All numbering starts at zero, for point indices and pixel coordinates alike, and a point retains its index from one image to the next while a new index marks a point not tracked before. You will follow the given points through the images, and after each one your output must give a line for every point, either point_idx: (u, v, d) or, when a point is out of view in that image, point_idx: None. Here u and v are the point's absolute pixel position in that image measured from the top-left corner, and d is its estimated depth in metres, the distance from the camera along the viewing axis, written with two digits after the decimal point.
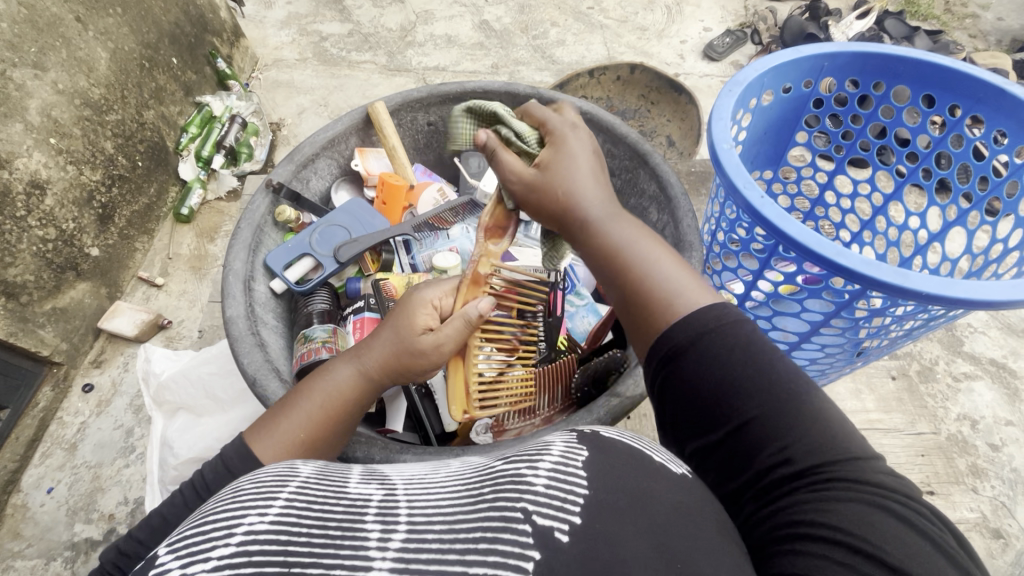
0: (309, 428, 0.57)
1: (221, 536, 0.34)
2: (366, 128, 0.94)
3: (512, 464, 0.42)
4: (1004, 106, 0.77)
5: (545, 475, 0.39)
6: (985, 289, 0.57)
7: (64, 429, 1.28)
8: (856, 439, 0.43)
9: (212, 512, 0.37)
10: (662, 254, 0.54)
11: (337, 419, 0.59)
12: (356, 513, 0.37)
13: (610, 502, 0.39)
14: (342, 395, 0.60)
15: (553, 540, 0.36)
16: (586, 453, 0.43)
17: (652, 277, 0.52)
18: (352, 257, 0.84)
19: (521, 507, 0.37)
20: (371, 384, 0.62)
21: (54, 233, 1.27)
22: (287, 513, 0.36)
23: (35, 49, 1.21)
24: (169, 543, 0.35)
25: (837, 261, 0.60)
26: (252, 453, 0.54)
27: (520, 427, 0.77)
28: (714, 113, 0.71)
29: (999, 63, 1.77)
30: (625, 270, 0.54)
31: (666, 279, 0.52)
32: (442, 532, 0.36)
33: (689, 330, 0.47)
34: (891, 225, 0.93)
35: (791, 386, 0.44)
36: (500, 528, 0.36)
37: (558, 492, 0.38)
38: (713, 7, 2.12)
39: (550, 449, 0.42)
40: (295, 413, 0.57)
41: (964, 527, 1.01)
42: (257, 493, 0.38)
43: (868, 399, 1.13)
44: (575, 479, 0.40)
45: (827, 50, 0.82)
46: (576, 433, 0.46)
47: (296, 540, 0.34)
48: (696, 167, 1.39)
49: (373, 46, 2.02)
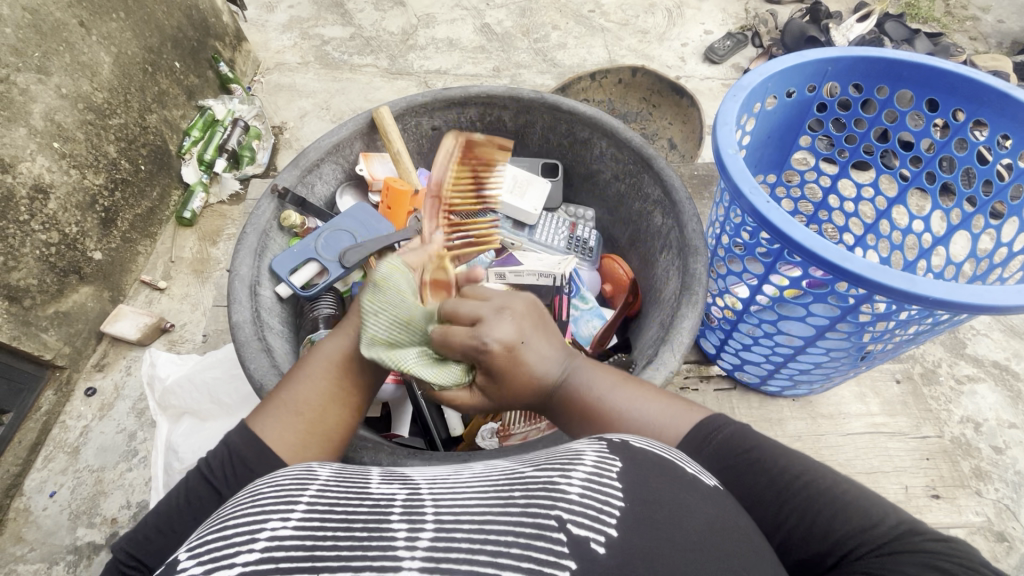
0: (302, 390, 0.57)
1: (245, 542, 0.34)
2: (370, 133, 0.95)
3: (543, 471, 0.42)
4: (1007, 109, 0.77)
5: (579, 483, 0.39)
6: (990, 294, 0.57)
7: (66, 433, 1.28)
8: (886, 508, 0.45)
9: (232, 517, 0.37)
10: (622, 393, 0.55)
11: (317, 379, 0.58)
12: (382, 513, 0.38)
13: (643, 513, 0.39)
14: (330, 359, 0.59)
15: (589, 550, 0.36)
16: (618, 465, 0.43)
17: (635, 423, 0.53)
18: (358, 262, 0.83)
19: (555, 514, 0.37)
20: (360, 346, 0.60)
21: (57, 237, 1.27)
22: (311, 518, 0.36)
23: (39, 54, 1.22)
24: (190, 548, 0.35)
25: (844, 266, 0.60)
26: (249, 425, 0.55)
27: (526, 432, 0.75)
28: (718, 118, 0.71)
29: (1000, 66, 1.78)
30: (610, 427, 0.54)
31: (647, 419, 0.53)
32: (471, 532, 0.36)
33: (692, 447, 0.51)
34: (894, 229, 0.93)
35: (808, 479, 0.48)
36: (533, 535, 0.36)
37: (594, 501, 0.38)
38: (714, 10, 2.12)
39: (582, 459, 0.42)
40: (292, 380, 0.58)
41: (969, 530, 1.01)
42: (278, 496, 0.38)
43: (873, 403, 1.11)
44: (610, 490, 0.40)
45: (830, 55, 0.83)
46: (605, 442, 0.46)
47: (322, 543, 0.34)
48: (698, 171, 1.40)
49: (374, 49, 2.02)
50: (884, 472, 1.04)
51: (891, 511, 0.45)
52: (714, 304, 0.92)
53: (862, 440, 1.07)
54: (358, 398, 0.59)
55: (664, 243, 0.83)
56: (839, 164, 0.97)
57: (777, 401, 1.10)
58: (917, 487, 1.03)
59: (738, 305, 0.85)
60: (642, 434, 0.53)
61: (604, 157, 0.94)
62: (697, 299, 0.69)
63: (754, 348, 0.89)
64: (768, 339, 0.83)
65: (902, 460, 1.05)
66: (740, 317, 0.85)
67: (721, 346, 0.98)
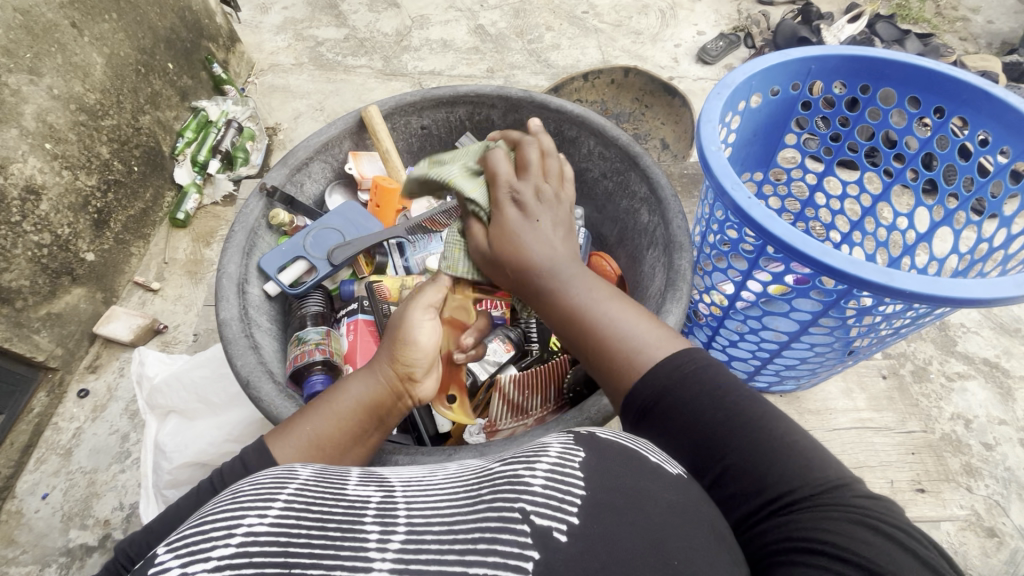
0: (322, 426, 0.57)
1: (221, 537, 0.35)
2: (359, 132, 0.95)
3: (510, 466, 0.42)
4: (987, 109, 0.78)
5: (543, 474, 0.40)
6: (971, 286, 0.58)
7: (58, 435, 1.28)
8: (832, 465, 0.45)
9: (211, 513, 0.37)
10: (618, 310, 0.55)
11: (343, 421, 0.58)
12: (356, 514, 0.38)
13: (607, 502, 0.40)
14: (354, 400, 0.59)
15: (551, 539, 0.36)
16: (581, 455, 0.43)
17: (615, 334, 0.54)
18: (346, 260, 0.84)
19: (519, 507, 0.37)
20: (388, 393, 0.60)
21: (48, 238, 1.27)
22: (287, 514, 0.37)
23: (30, 55, 1.21)
24: (169, 541, 0.36)
25: (824, 261, 0.60)
26: (269, 451, 0.55)
27: (513, 427, 0.76)
28: (703, 115, 0.72)
29: (989, 66, 1.79)
30: (590, 334, 0.55)
31: (629, 334, 0.54)
32: (440, 534, 0.37)
33: (653, 387, 0.51)
34: (880, 226, 0.94)
35: (761, 424, 0.47)
36: (498, 528, 0.36)
37: (557, 492, 0.39)
38: (707, 11, 2.13)
39: (547, 450, 0.43)
40: (313, 413, 0.58)
41: (958, 525, 1.02)
42: (256, 494, 0.39)
43: (859, 398, 1.13)
44: (573, 479, 0.40)
45: (815, 53, 0.83)
46: (573, 433, 0.47)
47: (295, 540, 0.35)
48: (688, 170, 1.41)
49: (368, 51, 2.03)
50: (871, 466, 1.05)
51: (832, 466, 0.45)
52: (701, 301, 0.92)
53: (849, 435, 1.09)
54: (376, 438, 0.60)
55: (651, 240, 0.84)
56: (825, 162, 0.97)
57: (765, 397, 1.11)
58: (902, 481, 1.04)
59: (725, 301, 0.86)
60: (616, 347, 0.53)
61: (591, 155, 0.95)
62: (683, 294, 0.70)
63: (740, 344, 0.90)
64: (754, 334, 0.84)
65: (888, 455, 1.06)
66: (727, 313, 0.86)
67: (708, 343, 0.98)
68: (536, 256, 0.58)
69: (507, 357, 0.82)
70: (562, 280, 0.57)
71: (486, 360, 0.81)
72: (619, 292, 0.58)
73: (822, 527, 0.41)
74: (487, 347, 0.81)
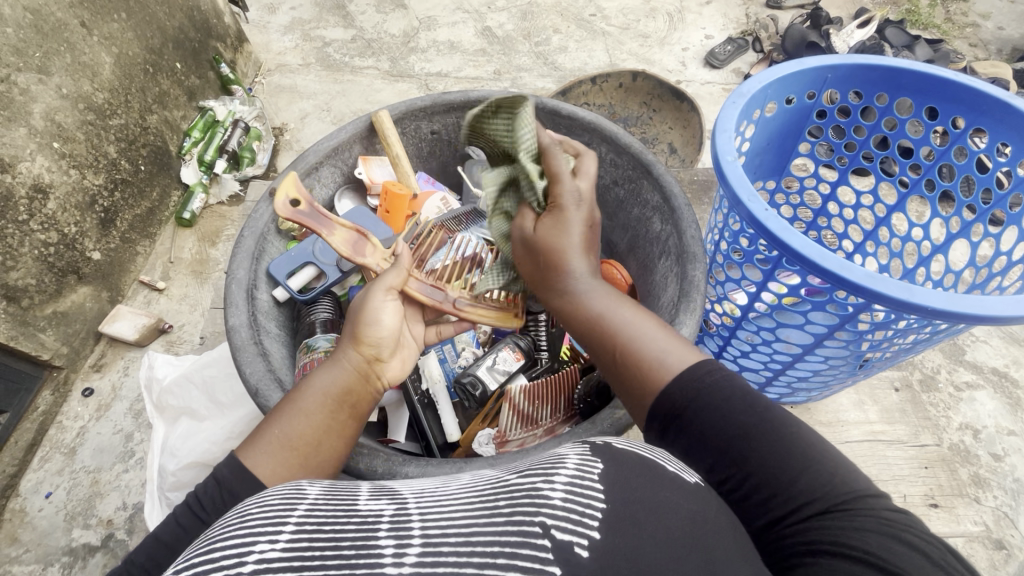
0: (292, 425, 0.56)
1: (233, 563, 0.34)
2: (369, 137, 0.95)
3: (527, 477, 0.41)
4: (1007, 119, 0.77)
5: (562, 488, 0.39)
6: (989, 303, 0.56)
7: (63, 433, 1.28)
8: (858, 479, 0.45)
9: (220, 538, 0.36)
10: (646, 324, 0.56)
11: (316, 415, 0.57)
12: (369, 530, 0.37)
13: (626, 515, 0.39)
14: (320, 392, 0.58)
15: (573, 555, 0.36)
16: (599, 466, 0.42)
17: (640, 343, 0.54)
18: (354, 266, 0.86)
19: (539, 521, 0.37)
20: (357, 377, 0.61)
21: (55, 237, 1.26)
22: (299, 537, 0.36)
23: (39, 54, 1.21)
24: (180, 571, 0.35)
25: (842, 275, 0.59)
26: (243, 464, 0.53)
27: (523, 438, 0.76)
28: (718, 125, 0.71)
29: (1001, 73, 1.77)
30: (613, 339, 0.56)
31: (650, 341, 0.54)
32: (458, 545, 0.36)
33: (687, 391, 0.50)
34: (894, 236, 0.92)
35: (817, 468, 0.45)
36: (518, 543, 0.36)
37: (577, 505, 0.38)
38: (715, 15, 2.12)
39: (564, 462, 0.42)
40: (279, 415, 0.57)
41: (967, 539, 1.01)
42: (265, 517, 0.38)
43: (871, 411, 1.13)
44: (592, 492, 0.40)
45: (831, 62, 0.82)
46: (587, 445, 0.46)
47: (310, 564, 0.34)
48: (699, 176, 1.40)
49: (376, 51, 2.02)
50: (880, 480, 1.05)
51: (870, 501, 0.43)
52: (712, 310, 0.92)
53: (859, 448, 1.08)
54: (353, 426, 0.60)
55: (662, 249, 0.83)
56: (839, 171, 0.96)
57: None
58: (913, 496, 1.04)
59: (736, 311, 0.86)
60: (640, 353, 0.54)
61: (603, 162, 0.94)
62: (695, 305, 0.69)
63: (752, 354, 0.89)
64: (767, 346, 0.83)
65: (899, 469, 1.07)
66: (739, 323, 0.85)
67: (718, 352, 0.97)
68: (561, 254, 0.60)
69: (516, 367, 0.81)
70: (586, 287, 0.59)
71: (497, 368, 0.80)
72: (646, 311, 0.58)
73: (914, 556, 0.38)
74: (498, 356, 0.81)
